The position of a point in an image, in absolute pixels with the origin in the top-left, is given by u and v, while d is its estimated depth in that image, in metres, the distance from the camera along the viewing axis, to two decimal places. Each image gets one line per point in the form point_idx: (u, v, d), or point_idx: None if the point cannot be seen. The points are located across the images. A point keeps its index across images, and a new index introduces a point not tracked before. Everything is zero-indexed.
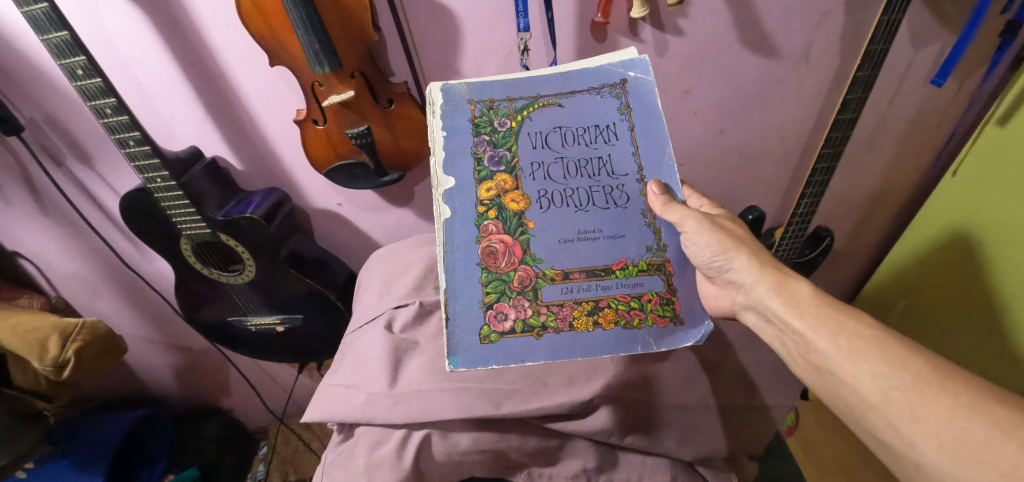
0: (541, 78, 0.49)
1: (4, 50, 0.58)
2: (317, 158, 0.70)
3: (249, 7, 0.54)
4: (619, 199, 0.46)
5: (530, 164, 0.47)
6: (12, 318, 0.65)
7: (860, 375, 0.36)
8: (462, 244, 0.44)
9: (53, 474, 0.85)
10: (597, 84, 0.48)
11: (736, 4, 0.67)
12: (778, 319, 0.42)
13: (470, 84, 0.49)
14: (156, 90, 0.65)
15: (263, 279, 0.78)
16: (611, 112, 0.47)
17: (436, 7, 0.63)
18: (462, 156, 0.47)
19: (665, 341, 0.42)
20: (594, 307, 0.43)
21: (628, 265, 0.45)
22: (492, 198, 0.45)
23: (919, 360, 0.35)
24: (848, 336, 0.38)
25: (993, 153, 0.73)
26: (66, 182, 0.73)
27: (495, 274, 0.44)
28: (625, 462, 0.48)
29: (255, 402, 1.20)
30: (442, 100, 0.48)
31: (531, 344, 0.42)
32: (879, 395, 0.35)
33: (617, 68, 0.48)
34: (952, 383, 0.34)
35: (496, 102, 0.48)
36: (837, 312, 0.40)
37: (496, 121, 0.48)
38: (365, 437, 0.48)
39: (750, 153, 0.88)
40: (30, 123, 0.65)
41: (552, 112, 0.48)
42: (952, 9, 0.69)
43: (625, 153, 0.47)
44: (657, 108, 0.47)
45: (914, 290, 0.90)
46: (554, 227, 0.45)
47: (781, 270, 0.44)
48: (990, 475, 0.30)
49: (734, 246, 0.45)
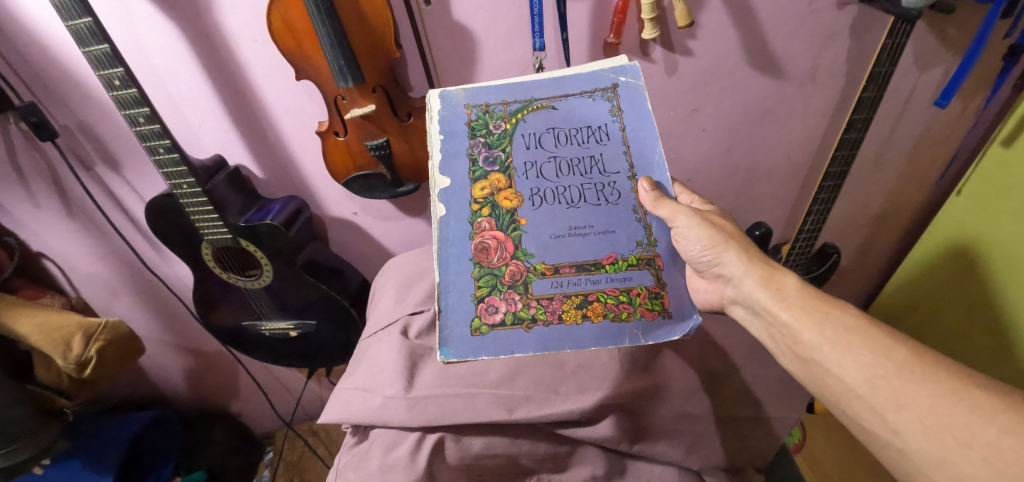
0: (534, 83, 0.51)
1: (46, 62, 0.61)
2: (336, 168, 0.73)
3: (279, 25, 0.57)
4: (611, 197, 0.48)
5: (524, 164, 0.49)
6: (40, 316, 0.68)
7: (846, 364, 0.38)
8: (456, 241, 0.46)
9: (65, 474, 0.86)
10: (589, 88, 0.50)
11: (744, 27, 0.69)
12: (767, 312, 0.44)
13: (467, 90, 0.51)
14: (185, 102, 0.68)
15: (279, 285, 0.80)
16: (603, 114, 0.49)
17: (455, 27, 0.66)
18: (458, 157, 0.49)
19: (652, 336, 0.44)
20: (583, 301, 0.45)
21: (619, 260, 0.46)
22: (485, 196, 0.47)
23: (904, 349, 0.36)
24: (834, 327, 0.39)
25: (996, 172, 0.75)
26: (95, 186, 0.75)
27: (487, 268, 0.45)
28: (633, 470, 0.48)
29: (265, 407, 1.22)
30: (439, 106, 0.51)
31: (520, 337, 0.43)
32: (865, 385, 0.37)
33: (609, 72, 0.51)
34: (933, 372, 0.35)
35: (492, 106, 0.51)
36: (825, 305, 0.41)
37: (491, 124, 0.50)
38: (380, 440, 0.50)
39: (757, 170, 0.89)
40: (64, 130, 0.68)
41: (546, 114, 0.50)
42: (954, 33, 0.71)
43: (617, 152, 0.49)
44: (648, 111, 0.49)
45: (923, 305, 0.92)
46: (546, 223, 0.47)
47: (769, 264, 0.46)
48: (973, 458, 0.31)
49: (724, 242, 0.46)
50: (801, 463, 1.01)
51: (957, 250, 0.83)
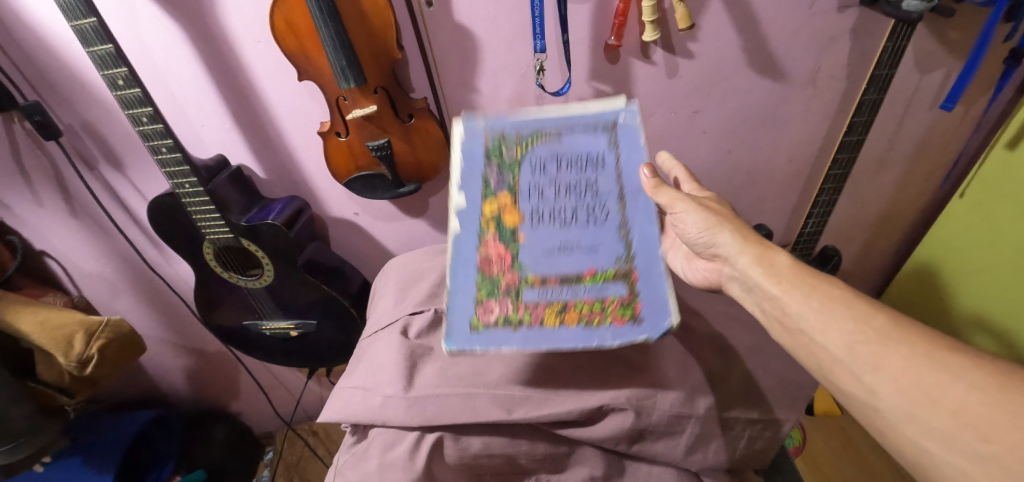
0: (546, 112, 0.52)
1: (50, 62, 0.62)
2: (337, 168, 0.73)
3: (282, 26, 0.57)
4: (601, 217, 0.49)
5: (529, 185, 0.50)
6: (42, 313, 0.68)
7: (829, 332, 0.38)
8: (463, 254, 0.48)
9: (66, 472, 0.87)
10: (594, 120, 0.51)
11: (744, 29, 0.69)
12: (758, 287, 0.44)
13: (486, 117, 0.53)
14: (188, 102, 0.68)
15: (280, 284, 0.81)
16: (602, 145, 0.51)
17: (457, 29, 0.66)
18: (473, 178, 0.51)
19: (620, 339, 0.41)
20: (563, 308, 0.44)
21: (598, 274, 0.46)
22: (493, 216, 0.50)
23: (883, 317, 0.37)
24: (819, 298, 0.40)
25: (997, 179, 0.75)
26: (98, 185, 0.76)
27: (487, 278, 0.47)
28: (631, 471, 0.48)
29: (265, 407, 1.22)
30: (459, 130, 0.53)
31: (506, 335, 0.43)
32: (845, 349, 0.37)
33: (610, 109, 0.52)
34: (909, 337, 0.35)
35: (506, 132, 0.52)
36: (813, 279, 0.41)
37: (504, 148, 0.52)
38: (379, 439, 0.50)
39: (758, 173, 0.89)
40: (68, 129, 0.69)
41: (552, 140, 0.51)
42: (956, 35, 0.71)
43: (611, 178, 0.50)
44: (643, 148, 0.50)
45: (922, 308, 0.93)
46: (542, 240, 0.48)
47: (764, 241, 0.46)
48: (942, 414, 0.31)
49: (718, 223, 0.47)
50: (801, 465, 1.00)
51: (960, 259, 0.84)
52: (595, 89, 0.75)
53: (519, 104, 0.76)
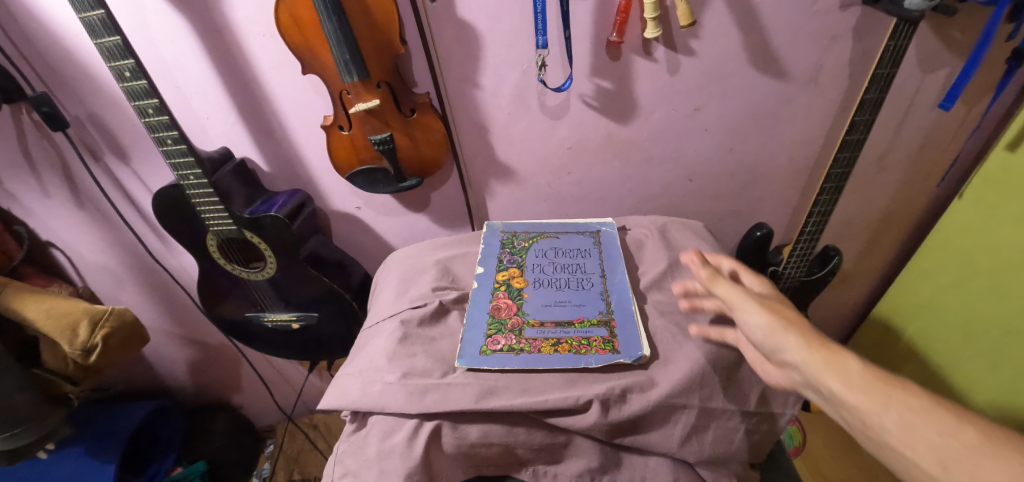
0: (548, 223, 0.75)
1: (58, 53, 0.63)
2: (340, 162, 0.74)
3: (286, 20, 0.58)
4: (586, 284, 0.63)
5: (533, 265, 0.67)
6: (48, 302, 0.69)
7: (917, 447, 0.32)
8: (480, 303, 0.61)
9: (68, 461, 0.87)
10: (583, 230, 0.73)
11: (746, 27, 0.69)
12: (834, 398, 0.37)
13: (505, 222, 0.76)
14: (193, 94, 0.69)
15: (282, 276, 0.81)
16: (588, 243, 0.71)
17: (460, 24, 0.66)
18: (491, 257, 0.69)
19: (600, 362, 0.51)
20: (556, 342, 0.55)
21: (585, 320, 0.58)
22: (505, 280, 0.65)
23: (971, 428, 0.31)
24: (898, 409, 0.34)
25: (994, 190, 0.76)
26: (104, 176, 0.77)
27: (497, 319, 0.59)
28: (628, 463, 0.49)
29: (266, 400, 1.23)
30: (484, 231, 0.75)
31: (509, 358, 0.53)
32: (939, 467, 0.31)
33: (595, 223, 0.75)
34: (1011, 453, 0.29)
35: (517, 232, 0.74)
36: (887, 383, 0.35)
37: (515, 243, 0.71)
38: (377, 427, 0.50)
39: (760, 171, 0.89)
40: (74, 120, 0.70)
41: (551, 240, 0.72)
42: (958, 34, 0.71)
43: (594, 263, 0.67)
44: (618, 248, 0.69)
45: (922, 314, 0.94)
46: (542, 297, 0.62)
47: (830, 346, 0.40)
48: None
49: (783, 328, 0.41)
50: (801, 467, 1.00)
51: (957, 260, 0.84)
52: (596, 86, 0.75)
53: (521, 100, 0.76)
